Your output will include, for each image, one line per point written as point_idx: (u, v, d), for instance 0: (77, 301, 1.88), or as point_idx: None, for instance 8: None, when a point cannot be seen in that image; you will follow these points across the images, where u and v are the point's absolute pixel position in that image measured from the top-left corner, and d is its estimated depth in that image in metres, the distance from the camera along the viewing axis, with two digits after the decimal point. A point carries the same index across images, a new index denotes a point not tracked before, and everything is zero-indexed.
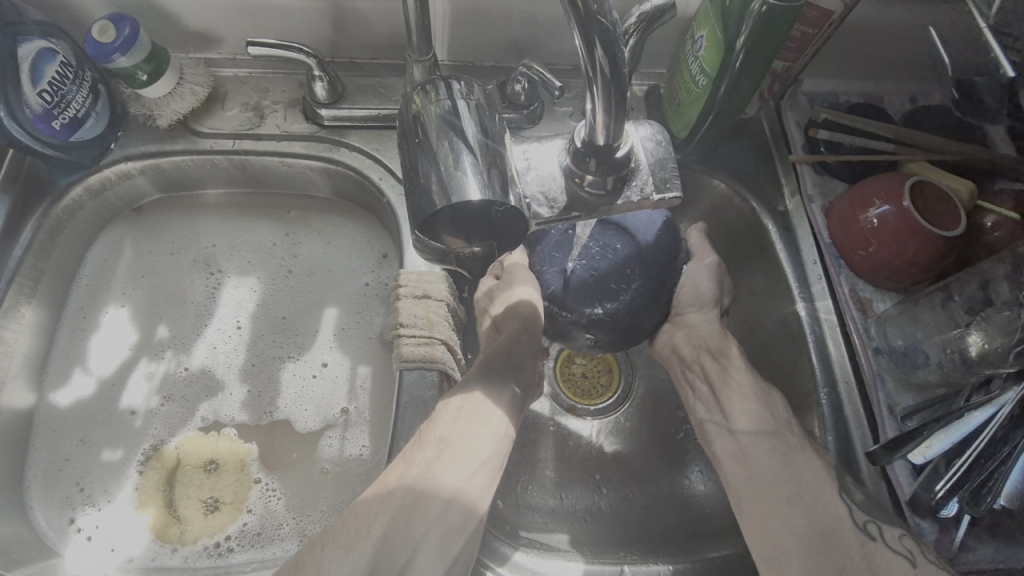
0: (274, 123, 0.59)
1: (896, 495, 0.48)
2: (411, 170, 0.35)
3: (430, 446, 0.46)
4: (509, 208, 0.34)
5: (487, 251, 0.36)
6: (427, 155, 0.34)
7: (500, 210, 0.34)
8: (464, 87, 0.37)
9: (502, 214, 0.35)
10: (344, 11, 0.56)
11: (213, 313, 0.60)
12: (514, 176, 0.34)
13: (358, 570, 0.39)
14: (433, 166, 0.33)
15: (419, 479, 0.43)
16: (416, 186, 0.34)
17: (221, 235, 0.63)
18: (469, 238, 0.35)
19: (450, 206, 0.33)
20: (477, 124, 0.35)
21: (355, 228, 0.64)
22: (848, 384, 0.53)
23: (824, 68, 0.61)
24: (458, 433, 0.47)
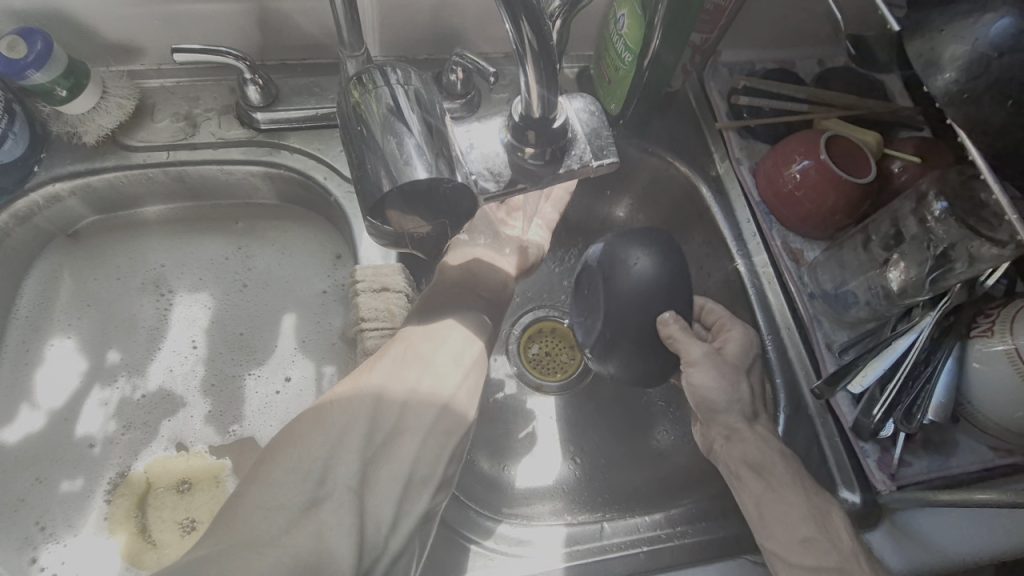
0: (209, 131, 0.58)
1: (841, 424, 0.52)
2: (358, 159, 0.35)
3: (401, 358, 0.42)
4: (457, 185, 0.35)
5: (439, 230, 0.38)
6: (371, 143, 0.35)
7: (449, 186, 0.35)
8: (400, 76, 0.38)
9: (450, 190, 0.35)
10: (270, 12, 0.56)
11: (165, 335, 0.58)
12: (458, 156, 0.35)
13: (326, 449, 0.36)
14: (379, 151, 0.34)
15: (388, 383, 0.40)
16: (366, 172, 0.35)
17: (167, 253, 0.61)
18: (418, 219, 0.36)
19: (398, 189, 0.34)
20: (418, 109, 0.36)
21: (306, 232, 0.63)
22: (789, 329, 0.57)
23: (738, 40, 0.66)
24: (427, 337, 0.44)
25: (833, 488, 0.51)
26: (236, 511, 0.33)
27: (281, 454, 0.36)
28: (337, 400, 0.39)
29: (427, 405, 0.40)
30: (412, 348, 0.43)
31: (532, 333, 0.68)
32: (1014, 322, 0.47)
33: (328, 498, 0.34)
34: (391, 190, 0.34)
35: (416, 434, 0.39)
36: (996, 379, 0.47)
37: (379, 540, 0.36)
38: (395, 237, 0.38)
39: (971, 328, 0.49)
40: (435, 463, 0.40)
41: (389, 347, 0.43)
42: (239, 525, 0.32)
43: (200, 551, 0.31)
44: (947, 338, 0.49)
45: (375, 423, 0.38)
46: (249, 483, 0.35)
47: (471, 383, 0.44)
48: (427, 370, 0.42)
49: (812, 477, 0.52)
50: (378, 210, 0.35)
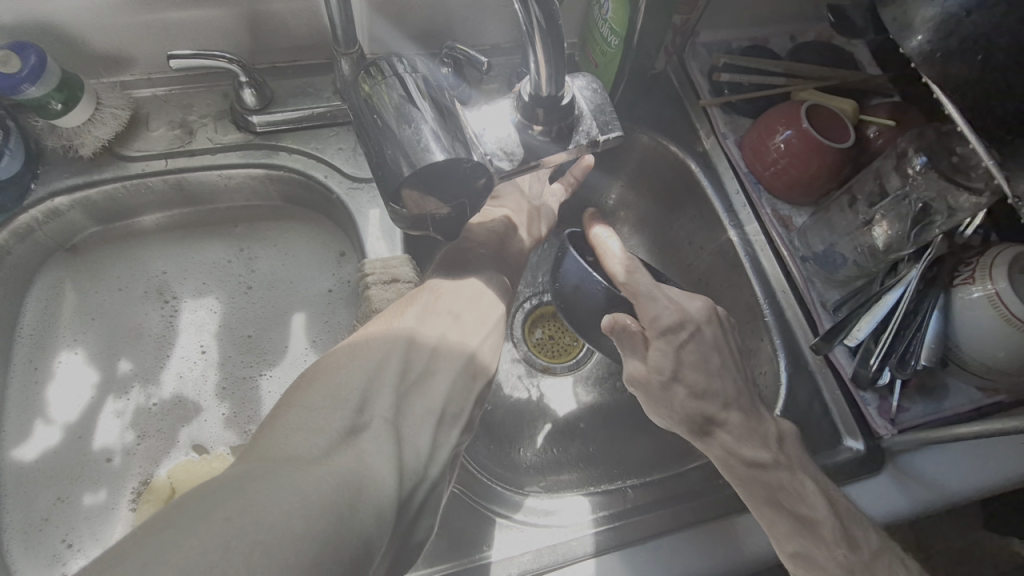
0: (205, 137, 0.58)
1: (841, 377, 0.55)
2: (375, 147, 0.37)
3: (424, 310, 0.44)
4: (474, 166, 0.37)
5: (460, 210, 0.39)
6: (387, 131, 0.36)
7: (468, 165, 0.36)
8: (407, 65, 0.39)
9: (469, 169, 0.36)
10: (260, 16, 0.56)
11: (174, 341, 0.58)
12: (473, 138, 0.37)
13: (364, 377, 0.37)
14: (396, 138, 0.36)
15: (419, 329, 0.42)
16: (385, 159, 0.36)
17: (169, 261, 0.61)
18: (438, 198, 0.37)
19: (416, 174, 0.36)
20: (429, 95, 0.37)
21: (307, 233, 0.64)
22: (785, 292, 0.59)
23: (714, 21, 0.68)
24: (451, 293, 0.47)
25: (837, 439, 0.54)
26: (273, 432, 0.32)
27: (315, 388, 0.35)
28: (368, 342, 0.40)
29: (452, 353, 0.42)
30: (433, 303, 0.45)
31: (534, 318, 0.70)
32: (993, 268, 0.50)
33: (367, 428, 0.34)
34: (412, 173, 0.35)
35: (446, 377, 0.41)
36: (980, 323, 0.50)
37: (419, 469, 0.36)
38: (413, 220, 0.39)
39: (953, 278, 0.52)
40: (463, 404, 0.42)
41: (411, 300, 0.45)
42: (281, 442, 0.31)
43: (241, 464, 0.29)
44: (931, 288, 0.52)
45: (407, 363, 0.40)
46: (285, 412, 0.34)
47: (493, 337, 0.46)
48: (449, 321, 0.44)
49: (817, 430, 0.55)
50: (400, 195, 0.36)
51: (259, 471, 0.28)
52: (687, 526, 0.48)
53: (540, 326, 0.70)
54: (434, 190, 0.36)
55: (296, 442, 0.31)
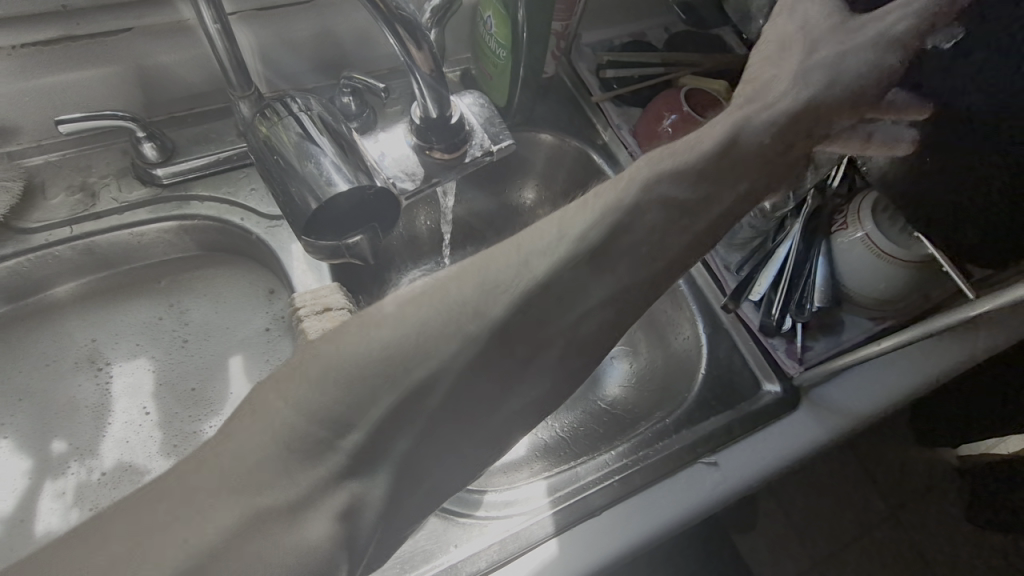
0: (109, 197, 0.58)
1: (751, 329, 0.61)
2: (279, 185, 0.38)
3: (433, 340, 0.34)
4: (378, 190, 0.40)
5: (372, 235, 0.42)
6: (287, 168, 0.38)
7: (373, 192, 0.39)
8: (300, 103, 0.41)
9: (374, 196, 0.40)
10: (149, 69, 0.57)
11: (112, 408, 0.57)
12: (372, 166, 0.40)
13: (238, 442, 0.31)
14: (298, 174, 0.37)
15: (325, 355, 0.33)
16: (291, 195, 0.38)
17: (95, 328, 0.60)
18: (347, 228, 0.40)
19: (322, 205, 0.38)
20: (325, 130, 0.39)
21: (233, 276, 0.64)
22: (693, 261, 0.65)
23: (592, 22, 0.74)
24: (417, 302, 0.34)
25: (758, 384, 0.59)
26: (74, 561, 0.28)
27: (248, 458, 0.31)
28: (330, 386, 0.32)
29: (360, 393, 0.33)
30: (443, 330, 0.34)
31: None
32: (860, 213, 0.56)
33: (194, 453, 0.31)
34: (318, 206, 0.37)
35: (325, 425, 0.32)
36: (857, 259, 0.56)
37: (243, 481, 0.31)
38: (329, 249, 0.40)
39: (832, 225, 0.59)
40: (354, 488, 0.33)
41: (411, 300, 0.35)
42: (164, 549, 0.28)
43: None
44: (815, 237, 0.59)
45: (354, 351, 0.33)
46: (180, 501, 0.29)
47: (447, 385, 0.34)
48: (454, 340, 0.34)
49: (740, 379, 0.60)
50: (313, 228, 0.38)
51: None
52: (636, 489, 0.52)
53: None
54: (345, 218, 0.40)
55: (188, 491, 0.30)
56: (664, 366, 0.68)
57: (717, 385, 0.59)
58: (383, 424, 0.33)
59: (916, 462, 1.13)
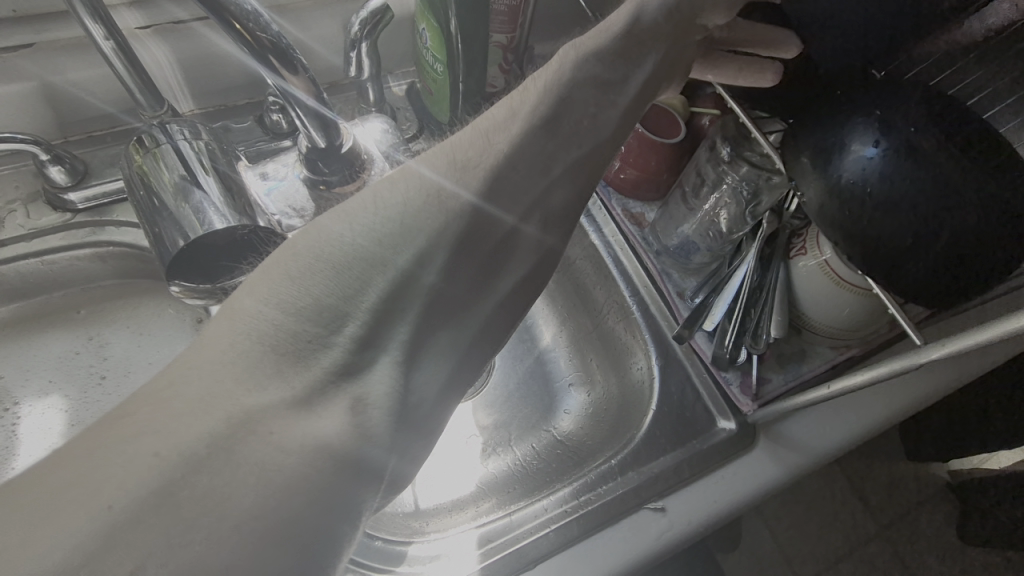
0: (16, 223, 0.54)
1: (704, 361, 0.57)
2: (149, 220, 0.37)
3: (409, 235, 0.31)
4: (256, 230, 0.38)
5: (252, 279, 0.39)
6: (156, 204, 0.37)
7: (244, 232, 0.37)
8: (184, 129, 0.39)
9: (248, 235, 0.38)
10: (57, 88, 0.53)
11: (16, 450, 0.54)
12: (252, 202, 0.39)
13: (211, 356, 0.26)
14: (167, 211, 0.36)
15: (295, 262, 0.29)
16: (159, 231, 0.37)
17: (3, 363, 0.56)
18: (228, 268, 0.38)
19: (193, 242, 0.37)
20: (201, 164, 0.38)
21: (158, 306, 0.61)
22: (646, 286, 0.62)
23: (544, 33, 0.71)
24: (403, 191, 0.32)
25: (712, 420, 0.55)
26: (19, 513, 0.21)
27: (174, 402, 0.25)
28: (261, 310, 0.27)
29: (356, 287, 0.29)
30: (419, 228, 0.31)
31: None
32: (818, 239, 0.52)
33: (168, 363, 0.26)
34: (184, 247, 0.36)
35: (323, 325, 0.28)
36: (816, 287, 0.52)
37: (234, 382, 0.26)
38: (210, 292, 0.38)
39: (790, 250, 0.55)
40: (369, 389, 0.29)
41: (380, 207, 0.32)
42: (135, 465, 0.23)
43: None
44: (772, 263, 0.55)
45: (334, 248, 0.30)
46: (101, 457, 0.23)
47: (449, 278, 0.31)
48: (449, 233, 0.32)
49: (691, 414, 0.55)
50: (185, 268, 0.37)
51: (101, 536, 0.21)
52: (574, 540, 0.48)
53: None
54: (223, 258, 0.38)
55: (125, 434, 0.23)
56: (618, 396, 0.64)
57: (668, 421, 0.55)
58: (342, 336, 0.29)
59: (906, 483, 1.08)
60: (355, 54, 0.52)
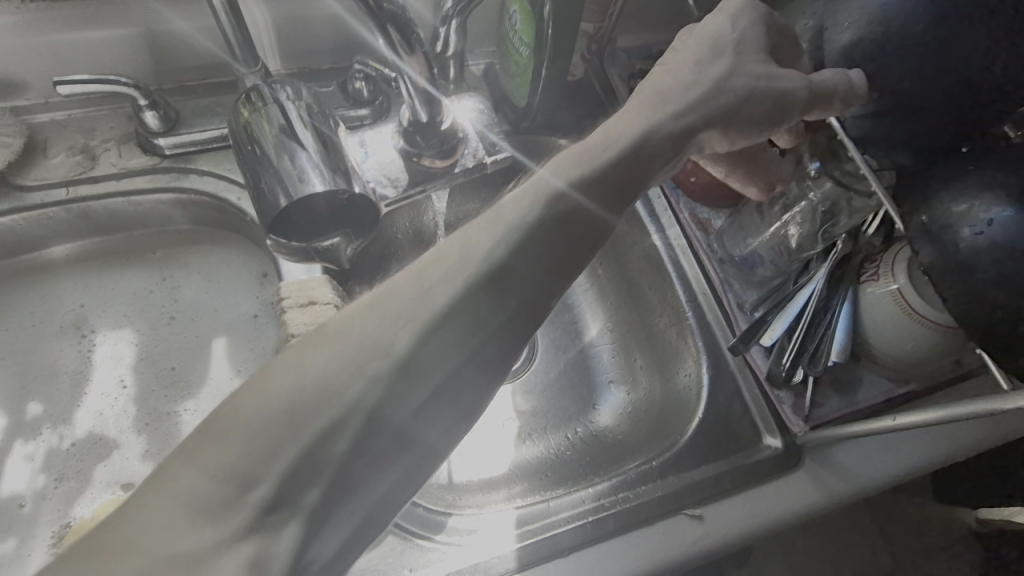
0: (109, 161, 0.57)
1: (758, 376, 0.56)
2: (249, 174, 0.38)
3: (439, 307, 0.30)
4: (356, 195, 0.40)
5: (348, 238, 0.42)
6: (259, 158, 0.38)
7: (345, 197, 0.39)
8: (290, 92, 0.40)
9: (350, 200, 0.40)
10: (159, 35, 0.55)
11: (91, 377, 0.56)
12: (354, 168, 0.40)
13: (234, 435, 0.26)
14: (270, 167, 0.37)
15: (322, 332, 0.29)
16: (260, 184, 0.38)
17: (87, 292, 0.60)
18: (328, 228, 0.41)
19: (295, 202, 0.38)
20: (303, 122, 0.39)
21: (228, 255, 0.63)
22: (705, 294, 0.61)
23: (629, 27, 0.70)
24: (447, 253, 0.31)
25: (758, 436, 0.54)
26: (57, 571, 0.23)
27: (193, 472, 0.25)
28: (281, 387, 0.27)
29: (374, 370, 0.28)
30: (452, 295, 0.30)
31: None
32: (894, 266, 0.51)
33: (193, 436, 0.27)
34: (285, 204, 0.37)
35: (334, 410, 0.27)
36: (886, 316, 0.51)
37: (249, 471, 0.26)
38: (305, 250, 0.40)
39: (860, 275, 0.53)
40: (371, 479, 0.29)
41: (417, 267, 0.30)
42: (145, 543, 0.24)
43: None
44: (840, 285, 0.54)
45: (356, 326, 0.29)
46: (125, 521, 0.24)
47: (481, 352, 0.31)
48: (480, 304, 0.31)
49: (737, 428, 0.55)
50: (282, 223, 0.39)
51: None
52: (608, 535, 0.48)
53: None
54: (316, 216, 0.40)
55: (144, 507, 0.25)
56: (661, 399, 0.64)
57: (713, 432, 0.55)
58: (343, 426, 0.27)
59: (933, 525, 1.05)
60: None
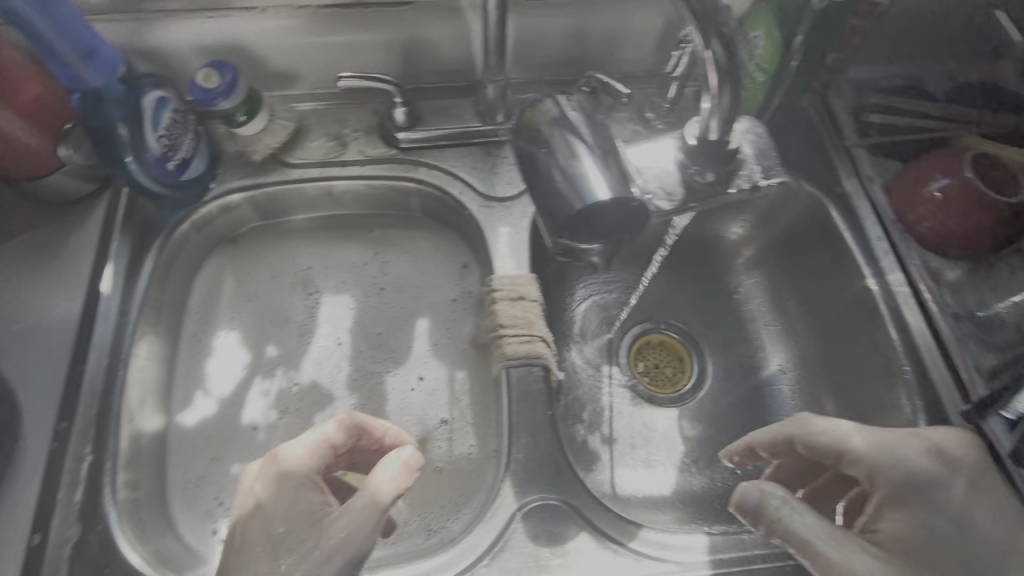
0: (357, 149, 0.64)
1: (998, 451, 0.50)
2: (539, 192, 0.46)
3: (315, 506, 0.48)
4: (635, 200, 0.44)
5: (607, 242, 0.47)
6: (547, 176, 0.45)
7: (630, 201, 0.44)
8: (566, 100, 0.48)
9: (632, 204, 0.44)
10: (416, 40, 0.61)
11: (315, 330, 0.64)
12: (636, 172, 0.45)
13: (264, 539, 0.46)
14: (558, 183, 0.44)
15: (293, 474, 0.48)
16: (549, 200, 0.45)
17: (316, 257, 0.67)
18: (591, 233, 0.46)
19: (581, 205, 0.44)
20: (584, 142, 0.45)
21: (434, 241, 0.69)
22: (930, 349, 0.56)
23: (864, 56, 0.65)
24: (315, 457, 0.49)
25: None
26: None
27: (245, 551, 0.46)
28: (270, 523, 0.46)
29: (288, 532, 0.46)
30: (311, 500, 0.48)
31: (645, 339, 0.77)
32: None
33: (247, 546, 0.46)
34: (570, 213, 0.43)
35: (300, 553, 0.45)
36: None
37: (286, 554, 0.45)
38: (564, 246, 0.47)
39: None
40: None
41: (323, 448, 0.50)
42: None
43: None
44: None
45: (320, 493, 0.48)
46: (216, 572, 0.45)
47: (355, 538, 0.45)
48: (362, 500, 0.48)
49: None
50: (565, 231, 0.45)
51: None
52: None
53: (639, 364, 0.75)
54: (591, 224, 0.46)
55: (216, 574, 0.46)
56: None
57: None
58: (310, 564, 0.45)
59: None
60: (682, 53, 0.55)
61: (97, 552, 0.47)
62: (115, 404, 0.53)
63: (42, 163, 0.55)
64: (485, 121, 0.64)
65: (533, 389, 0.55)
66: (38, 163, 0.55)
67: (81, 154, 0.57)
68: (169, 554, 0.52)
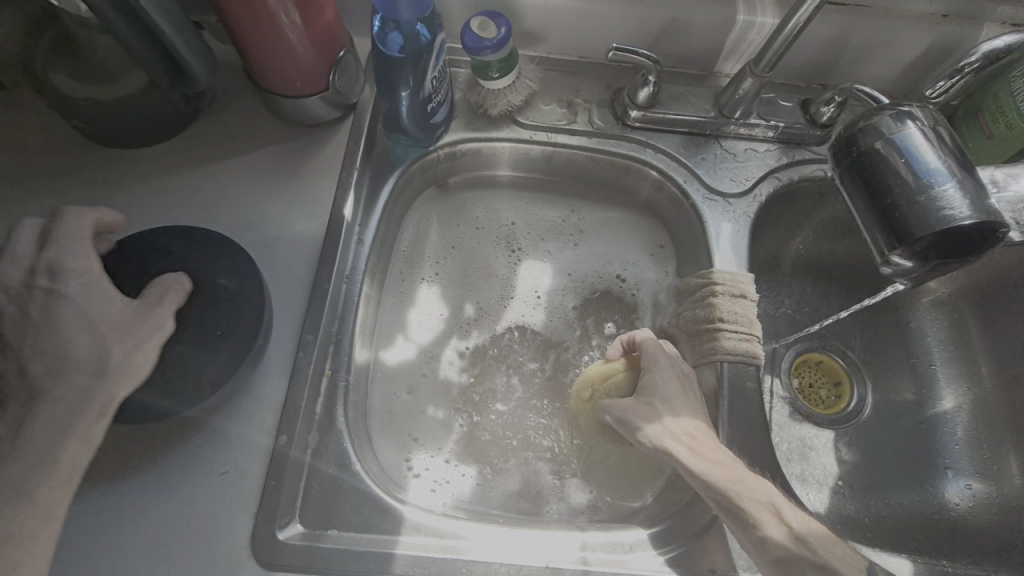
0: (586, 120, 0.64)
1: None
2: (885, 207, 0.40)
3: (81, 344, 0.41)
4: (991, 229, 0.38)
5: (927, 275, 0.41)
6: (905, 189, 0.39)
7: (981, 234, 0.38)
8: (923, 118, 0.41)
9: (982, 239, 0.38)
10: (675, 23, 0.61)
11: (513, 291, 0.66)
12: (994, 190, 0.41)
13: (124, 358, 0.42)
14: (922, 196, 0.38)
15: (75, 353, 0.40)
16: (899, 218, 0.39)
17: (517, 218, 0.69)
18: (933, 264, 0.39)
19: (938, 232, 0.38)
20: (955, 158, 0.39)
21: (632, 222, 0.69)
22: None
23: None
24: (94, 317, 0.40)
25: None
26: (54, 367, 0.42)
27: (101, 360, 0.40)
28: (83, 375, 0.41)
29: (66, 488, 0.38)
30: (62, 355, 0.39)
31: (804, 359, 0.76)
32: None
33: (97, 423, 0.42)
34: (940, 231, 0.37)
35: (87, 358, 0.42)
36: None
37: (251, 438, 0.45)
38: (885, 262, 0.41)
39: None
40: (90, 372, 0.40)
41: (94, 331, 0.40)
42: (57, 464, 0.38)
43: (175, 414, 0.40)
44: None
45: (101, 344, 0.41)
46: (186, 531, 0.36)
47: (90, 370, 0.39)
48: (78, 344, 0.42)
49: None
50: (917, 251, 0.39)
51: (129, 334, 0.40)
52: None
53: (796, 379, 0.75)
54: (952, 253, 0.39)
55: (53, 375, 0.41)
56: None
57: None
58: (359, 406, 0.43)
59: None
60: (944, 84, 0.55)
61: (333, 462, 0.50)
62: (349, 326, 0.55)
63: (310, 84, 0.57)
64: (723, 114, 0.64)
65: (746, 388, 0.56)
66: (307, 83, 0.56)
67: (341, 81, 0.59)
68: (379, 469, 0.54)
